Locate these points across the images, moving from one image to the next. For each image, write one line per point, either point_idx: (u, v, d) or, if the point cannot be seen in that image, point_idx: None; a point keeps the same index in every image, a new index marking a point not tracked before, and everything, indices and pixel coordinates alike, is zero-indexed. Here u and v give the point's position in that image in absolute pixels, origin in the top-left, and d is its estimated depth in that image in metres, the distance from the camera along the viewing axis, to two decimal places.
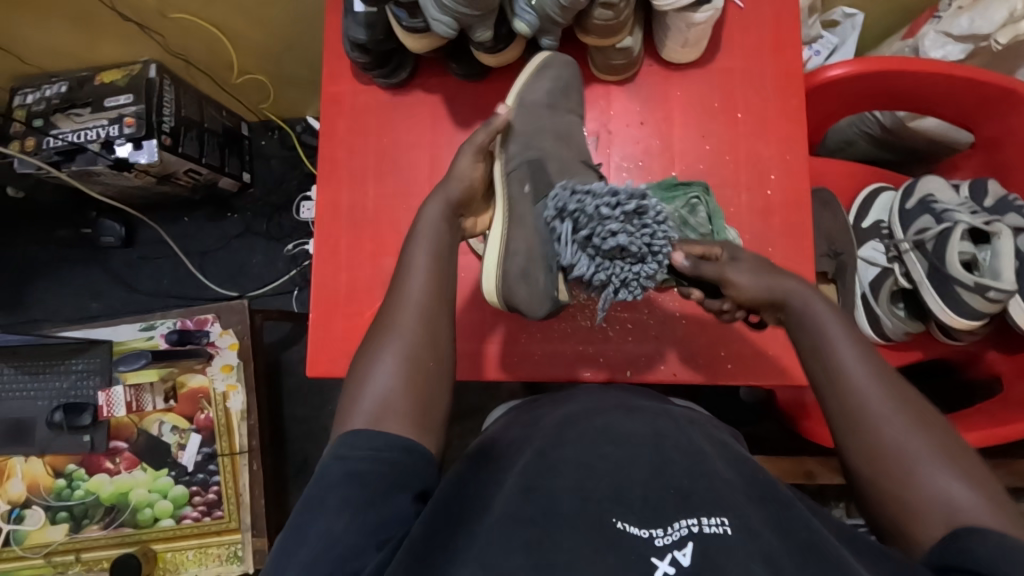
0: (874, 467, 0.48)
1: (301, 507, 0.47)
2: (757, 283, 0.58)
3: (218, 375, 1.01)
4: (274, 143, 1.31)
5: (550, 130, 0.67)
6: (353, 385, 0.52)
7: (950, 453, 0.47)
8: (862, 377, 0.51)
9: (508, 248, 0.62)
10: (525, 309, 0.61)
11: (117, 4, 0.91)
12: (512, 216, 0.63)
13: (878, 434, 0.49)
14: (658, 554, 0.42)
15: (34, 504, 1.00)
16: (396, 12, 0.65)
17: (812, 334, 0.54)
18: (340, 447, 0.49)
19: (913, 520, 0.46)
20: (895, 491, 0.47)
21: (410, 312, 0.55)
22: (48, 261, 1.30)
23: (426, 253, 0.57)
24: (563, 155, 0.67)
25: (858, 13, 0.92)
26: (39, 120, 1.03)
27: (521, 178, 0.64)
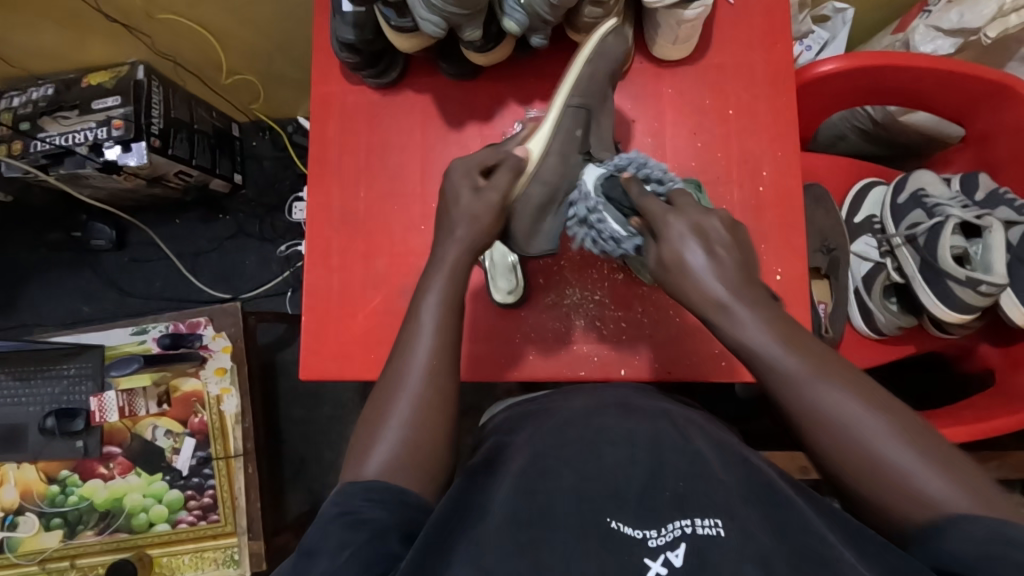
0: (850, 478, 0.45)
1: (298, 556, 0.44)
2: (702, 263, 0.50)
3: (213, 379, 1.00)
4: (265, 144, 1.30)
5: (603, 96, 0.67)
6: (360, 441, 0.50)
7: (927, 446, 0.43)
8: (812, 385, 0.46)
9: (536, 172, 0.62)
10: (529, 243, 0.63)
11: (102, 6, 0.90)
12: (558, 149, 0.63)
13: (845, 442, 0.45)
14: (651, 554, 0.43)
15: (28, 511, 1.00)
16: (384, 12, 0.64)
17: (748, 351, 0.49)
18: (341, 495, 0.47)
19: (899, 521, 0.43)
20: (874, 499, 0.44)
21: (417, 367, 0.52)
22: (38, 265, 1.29)
23: (436, 297, 0.55)
24: (602, 115, 0.67)
25: (848, 7, 0.92)
26: (26, 123, 1.02)
27: (575, 120, 0.65)
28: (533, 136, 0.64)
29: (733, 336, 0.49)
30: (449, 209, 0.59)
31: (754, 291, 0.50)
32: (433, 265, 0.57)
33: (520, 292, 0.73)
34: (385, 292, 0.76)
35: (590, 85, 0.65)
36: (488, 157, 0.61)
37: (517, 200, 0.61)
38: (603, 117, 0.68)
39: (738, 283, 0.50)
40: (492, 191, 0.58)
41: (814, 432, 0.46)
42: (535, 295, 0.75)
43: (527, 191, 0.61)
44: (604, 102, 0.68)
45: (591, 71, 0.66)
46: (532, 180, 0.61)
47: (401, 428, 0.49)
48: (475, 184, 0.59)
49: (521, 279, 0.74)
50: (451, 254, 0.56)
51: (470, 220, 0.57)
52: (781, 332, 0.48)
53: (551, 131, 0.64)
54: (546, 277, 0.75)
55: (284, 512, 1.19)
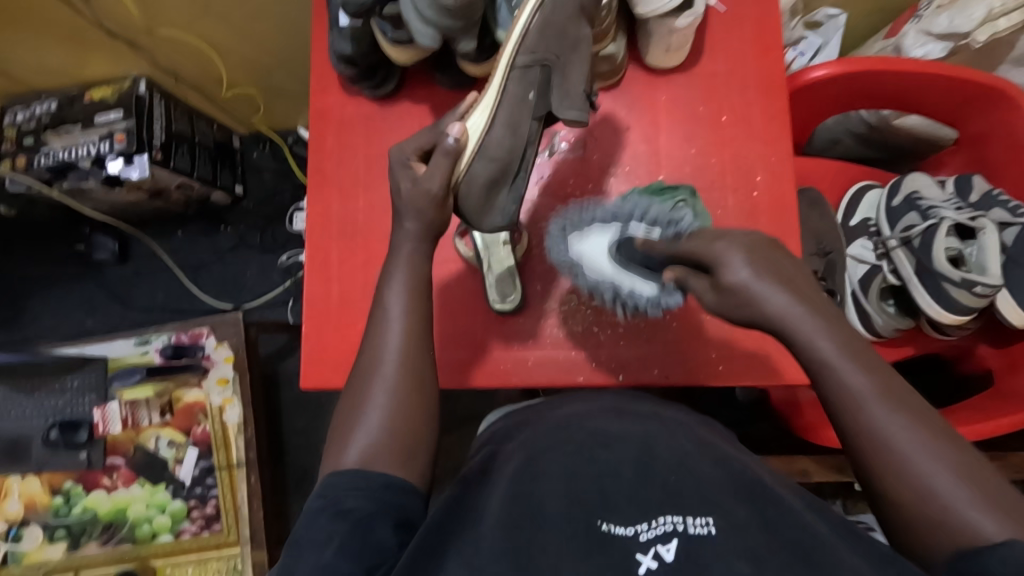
0: (894, 498, 0.43)
1: (287, 548, 0.45)
2: (757, 277, 0.46)
3: (215, 390, 1.01)
4: (265, 155, 1.31)
5: (560, 30, 0.60)
6: (341, 430, 0.50)
7: (978, 479, 0.42)
8: (867, 398, 0.45)
9: (481, 147, 0.57)
10: (478, 220, 0.59)
11: (105, 22, 0.92)
12: (506, 117, 0.58)
13: (893, 458, 0.43)
14: (642, 549, 0.43)
15: (32, 523, 1.00)
16: (380, 26, 0.66)
17: (811, 361, 0.47)
18: (325, 487, 0.48)
19: (937, 545, 0.42)
20: (911, 521, 0.43)
21: (390, 352, 0.52)
22: (42, 278, 1.30)
23: (401, 292, 0.54)
24: (565, 59, 0.60)
25: (840, 13, 0.92)
26: (30, 138, 1.04)
27: (526, 82, 0.59)
28: (475, 109, 0.59)
29: (798, 348, 0.47)
30: (395, 200, 0.57)
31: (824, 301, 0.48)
32: (393, 256, 0.56)
33: (517, 298, 0.74)
34: None
35: (546, 34, 0.59)
36: (425, 140, 0.57)
37: (462, 180, 0.57)
38: (567, 67, 0.60)
39: (812, 299, 0.47)
40: (428, 178, 0.54)
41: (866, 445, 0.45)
42: (532, 301, 0.76)
43: (473, 167, 0.57)
44: (575, 49, 0.61)
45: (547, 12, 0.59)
46: (476, 157, 0.56)
47: (377, 416, 0.50)
48: (414, 175, 0.55)
49: (518, 286, 0.74)
50: (406, 244, 0.56)
51: (416, 214, 0.55)
52: (842, 341, 0.46)
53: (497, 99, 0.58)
54: (544, 284, 0.76)
55: (286, 521, 1.20)
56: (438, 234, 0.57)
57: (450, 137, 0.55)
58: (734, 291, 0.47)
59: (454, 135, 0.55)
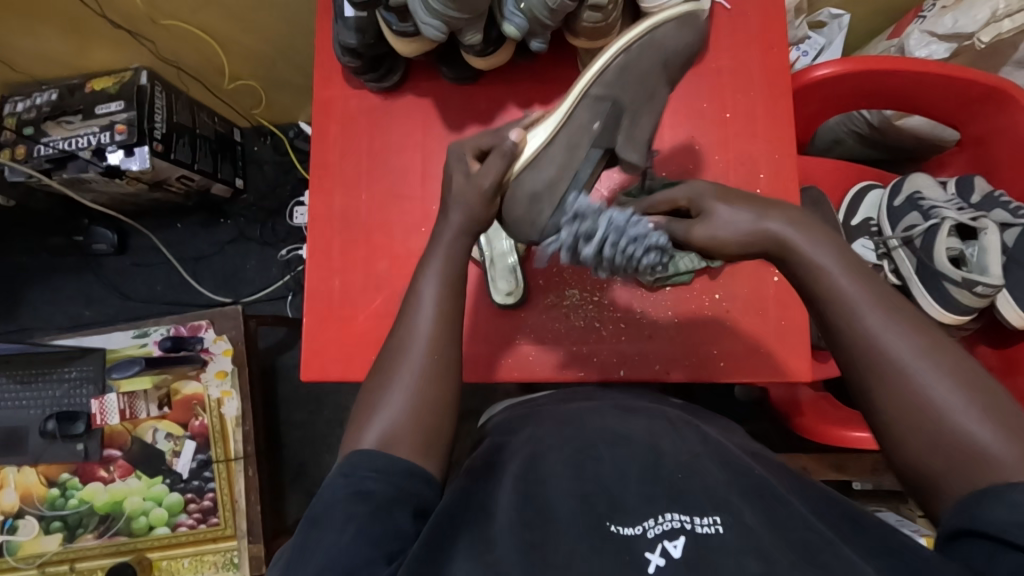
0: (898, 429, 0.43)
1: (305, 523, 0.45)
2: (737, 208, 0.52)
3: (213, 382, 1.00)
4: (266, 149, 1.31)
5: (637, 76, 0.62)
6: (364, 407, 0.50)
7: (985, 404, 0.41)
8: (866, 317, 0.45)
9: (535, 157, 0.58)
10: (522, 232, 0.60)
11: (108, 12, 0.92)
12: (568, 136, 0.60)
13: (900, 383, 0.43)
14: (649, 547, 0.43)
15: (28, 514, 1.00)
16: (386, 17, 0.65)
17: (813, 288, 0.48)
18: (346, 464, 0.48)
19: (938, 470, 0.41)
20: (912, 449, 0.43)
21: (422, 335, 0.52)
22: (39, 269, 1.30)
23: (433, 281, 0.54)
24: (639, 104, 0.63)
25: (844, 14, 0.93)
26: (30, 128, 1.04)
27: (594, 113, 0.61)
28: (540, 123, 0.61)
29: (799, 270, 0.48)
30: (444, 195, 0.58)
31: (822, 227, 0.49)
32: (430, 248, 0.56)
33: (520, 293, 0.74)
34: (385, 293, 0.77)
35: (624, 75, 0.61)
36: (484, 140, 0.58)
37: (512, 181, 0.58)
38: (636, 116, 0.63)
39: (808, 226, 0.49)
40: (485, 176, 0.56)
41: (867, 368, 0.44)
42: (534, 296, 0.76)
43: (524, 174, 0.58)
44: (647, 100, 0.63)
45: (627, 59, 0.62)
46: (529, 165, 0.58)
47: (400, 397, 0.50)
48: (469, 170, 0.57)
49: (520, 281, 0.74)
50: (449, 236, 0.56)
51: (462, 206, 0.56)
52: (846, 263, 0.47)
53: (563, 118, 0.60)
54: (546, 279, 0.76)
55: (284, 515, 1.19)
56: (479, 232, 0.58)
57: (510, 140, 0.57)
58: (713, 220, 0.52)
59: (517, 137, 0.57)
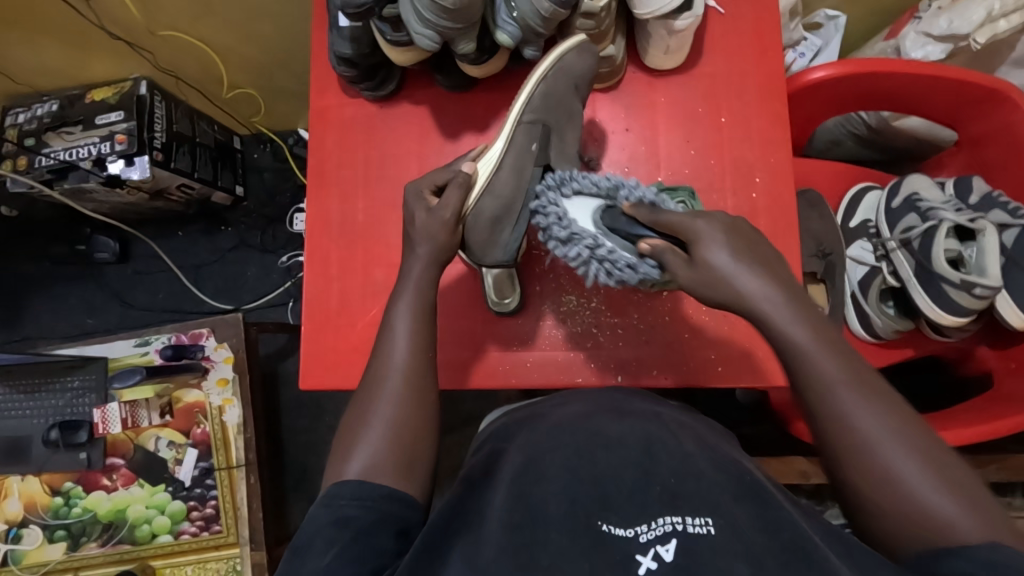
0: (866, 494, 0.45)
1: (289, 554, 0.45)
2: (733, 261, 0.49)
3: (214, 390, 1.01)
4: (266, 156, 1.31)
5: (560, 98, 0.67)
6: (345, 441, 0.51)
7: (941, 470, 0.44)
8: (832, 385, 0.47)
9: (489, 185, 0.64)
10: (483, 254, 0.66)
11: (106, 24, 0.92)
12: (510, 163, 0.65)
13: (866, 451, 0.45)
14: (641, 550, 0.43)
15: (32, 523, 1.00)
16: (380, 27, 0.66)
17: (782, 350, 0.49)
18: (328, 495, 0.48)
19: (896, 531, 0.44)
20: (875, 510, 0.45)
21: (397, 363, 0.53)
22: (42, 279, 1.31)
23: (406, 311, 0.56)
24: (564, 123, 0.68)
25: (839, 15, 0.93)
26: (31, 139, 1.04)
27: (530, 136, 0.66)
28: (485, 154, 0.65)
29: (773, 336, 0.49)
30: (409, 231, 0.61)
31: (795, 291, 0.50)
32: (403, 279, 0.58)
33: (514, 298, 0.73)
34: (383, 301, 0.77)
35: (547, 100, 0.66)
36: (439, 177, 0.63)
37: (470, 213, 0.63)
38: (564, 131, 0.68)
39: (782, 284, 0.49)
40: (444, 210, 0.59)
41: (837, 434, 0.46)
42: (531, 302, 0.76)
43: (480, 203, 0.63)
44: (570, 119, 0.68)
45: (552, 85, 0.66)
46: (483, 195, 0.63)
47: (381, 429, 0.50)
48: (428, 205, 0.60)
49: (514, 288, 0.73)
50: (416, 268, 0.58)
51: (430, 240, 0.59)
52: (814, 331, 0.48)
53: (505, 146, 0.65)
54: (543, 285, 0.76)
55: (287, 521, 1.20)
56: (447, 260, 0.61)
57: (464, 172, 0.62)
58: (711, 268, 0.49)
59: (469, 171, 0.62)
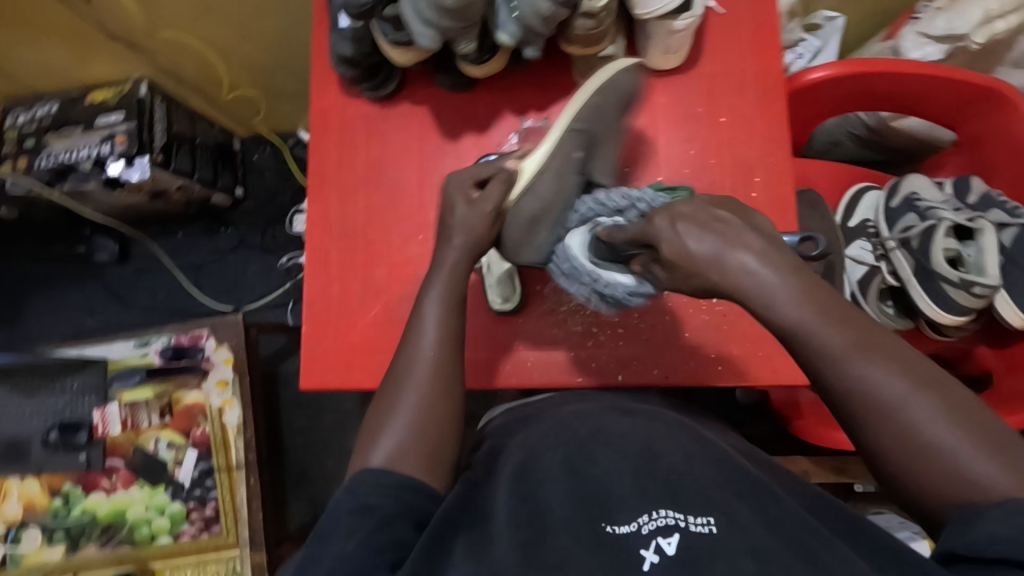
0: (889, 462, 0.42)
1: (311, 541, 0.46)
2: (704, 243, 0.46)
3: (214, 391, 1.01)
4: (265, 157, 1.31)
5: (614, 111, 0.65)
6: (373, 428, 0.51)
7: (974, 428, 0.40)
8: (841, 355, 0.43)
9: (529, 186, 0.62)
10: (515, 253, 0.65)
11: (107, 24, 0.92)
12: (555, 168, 0.62)
13: (886, 419, 0.42)
14: (644, 544, 0.43)
15: (31, 525, 1.00)
16: (381, 27, 0.66)
17: (781, 325, 0.46)
18: (352, 482, 0.48)
19: (932, 499, 0.41)
20: (906, 478, 0.42)
21: (425, 355, 0.54)
22: (42, 280, 1.31)
23: (436, 302, 0.57)
24: (612, 134, 0.66)
25: (838, 16, 0.92)
26: (31, 140, 1.04)
27: (575, 143, 0.63)
28: (529, 155, 0.64)
29: (765, 313, 0.46)
30: (446, 219, 0.61)
31: (783, 254, 0.46)
32: (433, 270, 0.60)
33: (516, 300, 0.74)
34: (383, 301, 0.77)
35: (598, 111, 0.63)
36: (482, 171, 0.63)
37: (511, 208, 0.62)
38: (603, 146, 0.67)
39: (776, 256, 0.46)
40: (484, 203, 0.60)
41: (852, 406, 0.43)
42: (532, 301, 0.76)
43: (520, 203, 0.62)
44: (615, 131, 0.67)
45: (605, 99, 0.64)
46: (523, 193, 0.62)
47: (410, 417, 0.51)
48: (469, 197, 0.61)
49: (517, 288, 0.74)
50: (448, 259, 0.59)
51: (467, 230, 0.60)
52: (813, 302, 0.45)
53: (550, 150, 0.62)
54: (543, 284, 0.76)
55: (287, 523, 1.20)
56: (477, 254, 0.62)
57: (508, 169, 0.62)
58: (681, 260, 0.47)
59: (511, 168, 0.62)
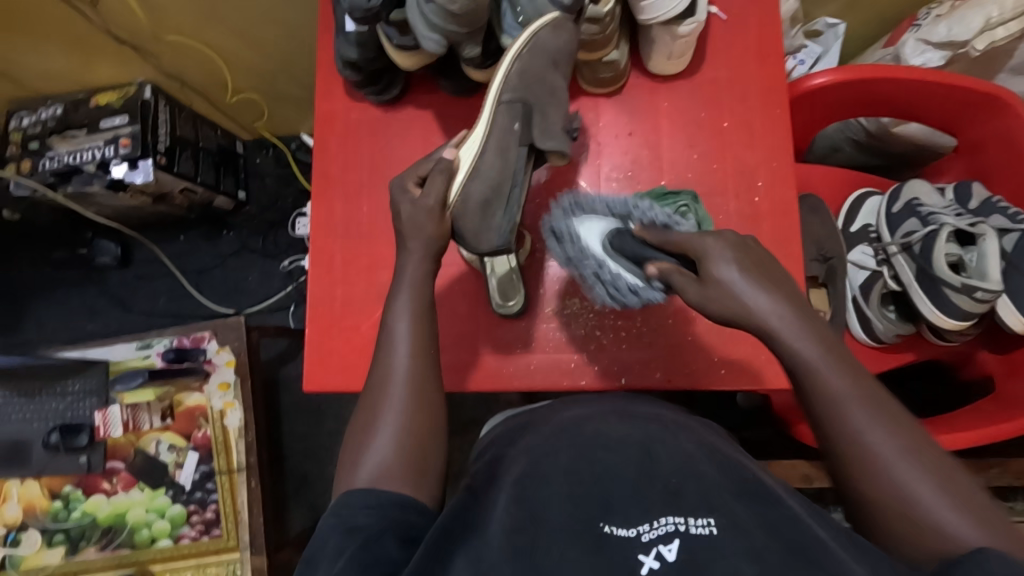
0: (879, 511, 0.46)
1: (302, 566, 0.46)
2: (740, 297, 0.50)
3: (215, 394, 1.01)
4: (268, 161, 1.32)
5: (541, 77, 0.63)
6: (353, 450, 0.51)
7: (953, 487, 0.45)
8: (850, 403, 0.48)
9: (474, 170, 0.61)
10: (476, 245, 0.62)
11: (113, 28, 0.93)
12: (491, 143, 0.61)
13: (882, 474, 0.46)
14: (644, 550, 0.44)
15: (30, 527, 1.00)
16: (386, 31, 0.66)
17: (795, 365, 0.50)
18: (338, 505, 0.49)
19: (912, 550, 0.44)
20: (891, 527, 0.45)
21: (399, 373, 0.53)
22: (43, 283, 1.31)
23: (407, 311, 0.56)
24: (550, 103, 0.63)
25: (839, 22, 0.94)
26: (35, 143, 1.05)
27: (512, 115, 0.62)
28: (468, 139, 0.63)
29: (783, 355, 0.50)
30: (397, 226, 0.60)
31: (803, 309, 0.51)
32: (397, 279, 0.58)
33: (519, 301, 0.74)
34: (386, 303, 0.77)
35: (526, 77, 0.62)
36: (423, 167, 0.61)
37: (457, 202, 0.60)
38: (547, 109, 0.63)
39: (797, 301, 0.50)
40: (428, 198, 0.59)
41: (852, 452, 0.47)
42: (535, 304, 0.76)
43: (466, 187, 0.60)
44: (553, 94, 0.64)
45: (528, 64, 0.62)
46: (469, 178, 0.60)
47: (388, 436, 0.51)
48: (412, 196, 0.60)
49: (519, 291, 0.74)
50: (410, 265, 0.58)
51: (419, 234, 0.58)
52: (826, 350, 0.49)
53: (486, 129, 0.62)
54: (546, 287, 0.76)
55: (287, 527, 1.19)
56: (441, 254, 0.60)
57: (445, 158, 0.61)
58: (717, 285, 0.50)
59: (450, 155, 0.61)
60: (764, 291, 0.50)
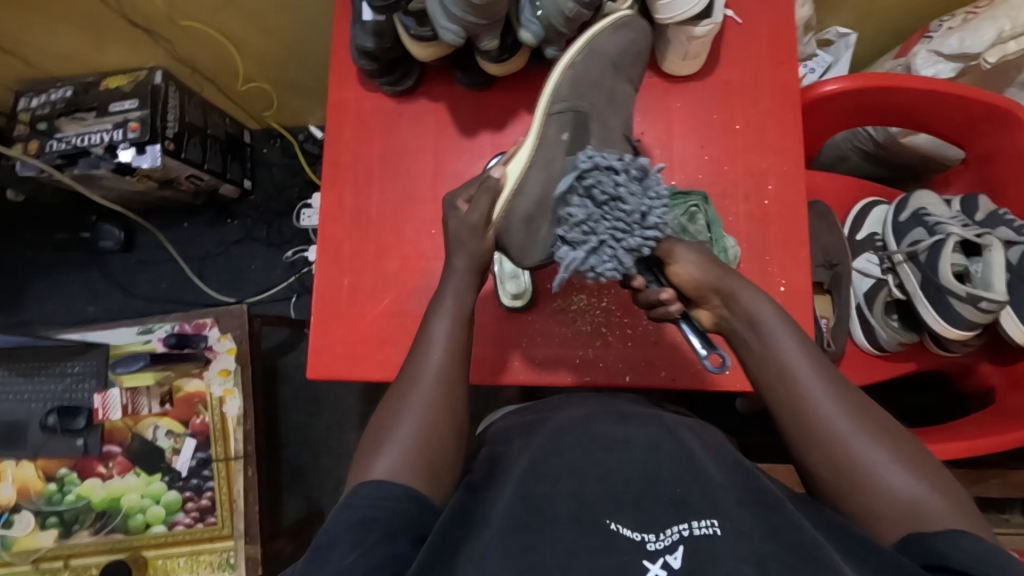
0: (843, 483, 0.49)
1: (313, 551, 0.45)
2: (701, 270, 0.58)
3: (215, 380, 1.00)
4: (275, 151, 1.31)
5: (602, 87, 0.65)
6: (373, 445, 0.52)
7: (907, 455, 0.49)
8: (807, 375, 0.52)
9: (520, 185, 0.60)
10: (520, 256, 0.62)
11: (127, 12, 0.93)
12: (539, 155, 0.61)
13: (845, 452, 0.49)
14: (650, 557, 0.43)
15: (24, 508, 0.99)
16: (404, 21, 0.66)
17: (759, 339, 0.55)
18: (352, 495, 0.48)
19: (879, 521, 0.47)
20: (857, 501, 0.49)
21: (430, 370, 0.55)
22: (44, 265, 1.30)
23: (446, 320, 0.58)
24: (607, 116, 0.65)
25: (850, 32, 0.94)
26: (44, 123, 1.05)
27: (561, 125, 0.62)
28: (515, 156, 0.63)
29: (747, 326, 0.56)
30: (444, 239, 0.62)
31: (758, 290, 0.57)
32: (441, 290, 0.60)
33: (527, 297, 0.74)
34: (393, 293, 0.77)
35: (579, 86, 0.63)
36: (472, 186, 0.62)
37: (502, 219, 0.60)
38: (603, 115, 0.65)
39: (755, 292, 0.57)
40: (472, 214, 0.59)
41: (808, 421, 0.51)
42: (542, 300, 0.76)
43: (512, 203, 0.60)
44: (609, 102, 0.65)
45: (585, 67, 0.64)
46: (513, 194, 0.60)
47: (410, 431, 0.52)
48: (459, 210, 0.61)
49: (528, 284, 0.74)
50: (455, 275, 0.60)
51: (465, 250, 0.60)
52: (784, 325, 0.55)
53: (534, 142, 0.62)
54: (554, 283, 0.76)
55: (281, 516, 1.19)
56: (484, 266, 0.62)
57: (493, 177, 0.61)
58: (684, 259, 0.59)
59: (497, 175, 0.61)
60: (726, 272, 0.58)
